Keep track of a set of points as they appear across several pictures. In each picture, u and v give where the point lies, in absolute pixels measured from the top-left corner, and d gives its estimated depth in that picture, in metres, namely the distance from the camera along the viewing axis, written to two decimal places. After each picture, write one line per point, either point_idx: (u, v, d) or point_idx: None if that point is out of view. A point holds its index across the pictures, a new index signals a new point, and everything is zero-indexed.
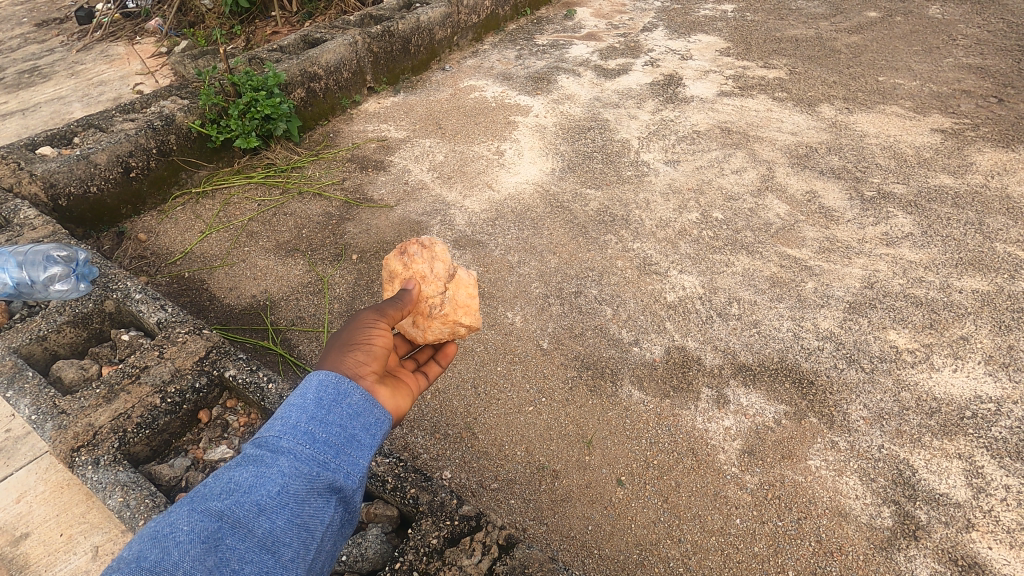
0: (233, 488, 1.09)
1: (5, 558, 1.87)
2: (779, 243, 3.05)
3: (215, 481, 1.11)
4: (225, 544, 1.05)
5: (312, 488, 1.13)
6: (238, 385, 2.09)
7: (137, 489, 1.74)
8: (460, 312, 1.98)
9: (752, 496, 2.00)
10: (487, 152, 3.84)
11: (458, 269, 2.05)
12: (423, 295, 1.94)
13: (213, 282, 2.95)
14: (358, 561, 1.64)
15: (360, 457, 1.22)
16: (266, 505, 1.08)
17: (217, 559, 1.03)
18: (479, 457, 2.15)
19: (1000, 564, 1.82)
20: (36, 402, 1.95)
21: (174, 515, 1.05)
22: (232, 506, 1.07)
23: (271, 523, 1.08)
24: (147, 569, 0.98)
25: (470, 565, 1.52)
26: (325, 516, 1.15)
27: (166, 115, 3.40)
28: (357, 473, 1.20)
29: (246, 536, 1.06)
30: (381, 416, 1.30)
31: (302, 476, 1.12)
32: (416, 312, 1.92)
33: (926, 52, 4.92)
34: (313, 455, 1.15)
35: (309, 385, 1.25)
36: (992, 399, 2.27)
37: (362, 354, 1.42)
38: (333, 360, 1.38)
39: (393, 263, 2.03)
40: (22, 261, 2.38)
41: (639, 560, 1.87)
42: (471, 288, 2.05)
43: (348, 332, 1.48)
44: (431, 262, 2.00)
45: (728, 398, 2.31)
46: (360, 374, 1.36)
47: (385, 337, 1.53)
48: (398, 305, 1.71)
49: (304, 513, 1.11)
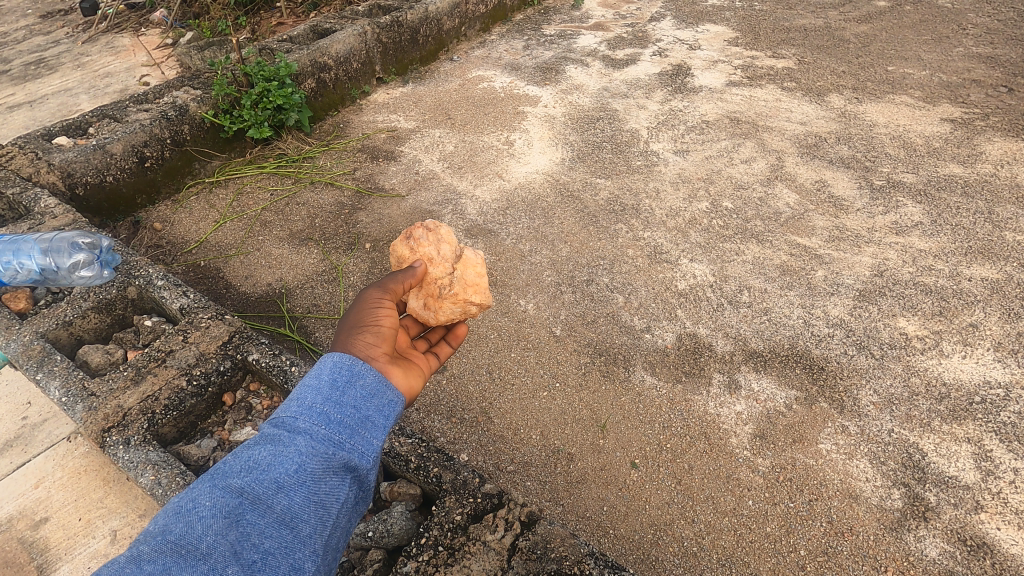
0: (253, 465, 1.11)
1: (26, 541, 1.92)
2: (789, 232, 3.07)
3: (235, 459, 1.13)
4: (246, 519, 1.06)
5: (328, 467, 1.16)
6: (261, 369, 2.14)
7: (167, 468, 1.79)
8: (470, 291, 1.99)
9: (764, 479, 2.04)
10: (497, 142, 3.86)
11: (465, 249, 2.07)
12: (431, 276, 1.97)
13: (229, 271, 2.98)
14: (384, 537, 1.70)
15: (374, 437, 1.25)
16: (285, 482, 1.10)
17: (239, 533, 1.04)
18: (495, 440, 2.19)
19: (1009, 545, 1.86)
20: (65, 385, 2.01)
21: (196, 492, 1.06)
22: (252, 483, 1.09)
23: (289, 500, 1.10)
24: (171, 543, 0.99)
25: (493, 540, 1.57)
26: (341, 493, 1.17)
27: (180, 106, 3.43)
28: (372, 453, 1.23)
29: (266, 512, 1.08)
30: (394, 398, 1.34)
31: (319, 455, 1.15)
32: (428, 295, 1.95)
33: (935, 42, 4.91)
34: (329, 435, 1.18)
35: (323, 366, 1.28)
36: (1001, 385, 2.30)
37: (372, 336, 1.46)
38: (345, 342, 1.42)
39: (400, 249, 2.07)
40: (47, 247, 2.42)
41: (654, 539, 1.91)
42: (478, 266, 2.07)
43: (358, 314, 1.52)
44: (437, 245, 2.04)
45: (739, 384, 2.34)
46: (372, 356, 1.40)
47: (392, 317, 1.56)
48: (402, 284, 1.74)
49: (320, 490, 1.14)
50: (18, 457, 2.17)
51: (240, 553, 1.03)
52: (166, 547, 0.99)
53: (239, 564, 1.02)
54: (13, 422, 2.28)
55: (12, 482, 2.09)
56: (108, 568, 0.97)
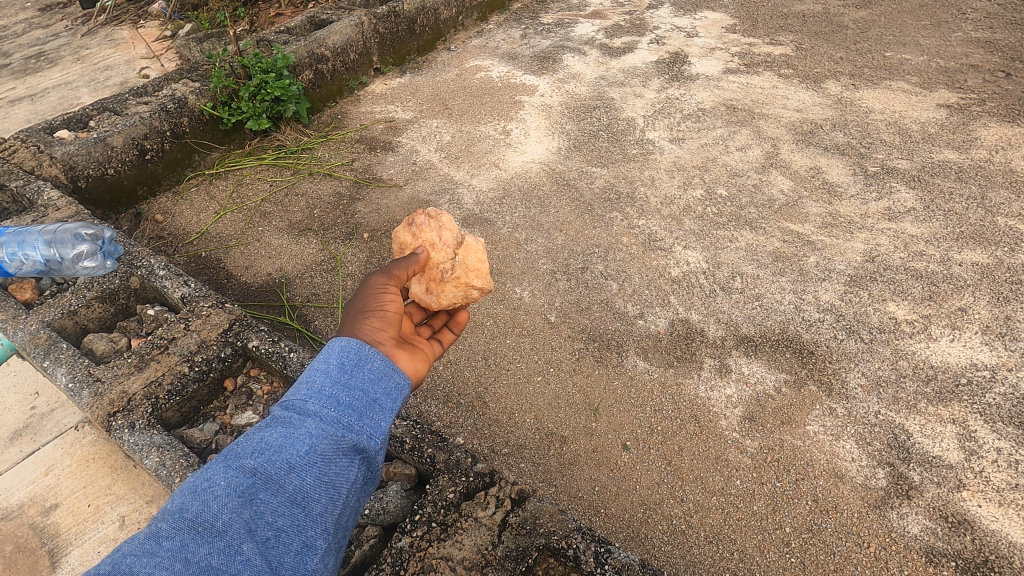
0: (265, 446, 1.15)
1: (37, 527, 1.99)
2: (782, 219, 3.10)
3: (247, 440, 1.17)
4: (259, 498, 1.10)
5: (337, 448, 1.21)
6: (261, 355, 2.19)
7: (171, 450, 1.85)
8: (472, 275, 2.04)
9: (752, 460, 2.09)
10: (494, 132, 3.88)
11: (466, 236, 2.12)
12: (434, 261, 2.02)
13: (229, 261, 3.03)
14: (380, 514, 1.77)
15: (382, 420, 1.31)
16: (296, 463, 1.15)
17: (253, 511, 1.09)
18: (490, 424, 2.25)
19: (988, 521, 1.91)
20: (71, 371, 2.07)
21: (210, 471, 1.10)
22: (265, 463, 1.13)
23: (301, 480, 1.15)
24: (188, 520, 1.03)
25: (484, 516, 1.63)
26: (350, 474, 1.22)
27: (179, 98, 3.47)
28: (379, 435, 1.29)
29: (279, 491, 1.12)
30: (400, 381, 1.39)
31: (328, 437, 1.20)
32: (430, 279, 2.00)
33: (934, 27, 4.89)
34: (338, 418, 1.23)
35: (331, 351, 1.34)
36: (987, 367, 2.34)
37: (378, 320, 1.51)
38: (351, 326, 1.47)
39: (403, 235, 2.12)
40: (50, 239, 2.48)
41: (644, 518, 1.97)
42: (480, 252, 2.11)
43: (363, 299, 1.57)
44: (438, 231, 2.08)
45: (729, 367, 2.39)
46: (379, 340, 1.45)
47: (397, 302, 1.61)
48: (405, 269, 1.79)
49: (330, 471, 1.19)
50: (27, 446, 2.23)
51: (254, 531, 1.08)
52: (183, 525, 1.03)
53: (254, 541, 1.07)
54: (21, 412, 2.35)
55: (22, 469, 2.16)
56: (128, 544, 1.00)
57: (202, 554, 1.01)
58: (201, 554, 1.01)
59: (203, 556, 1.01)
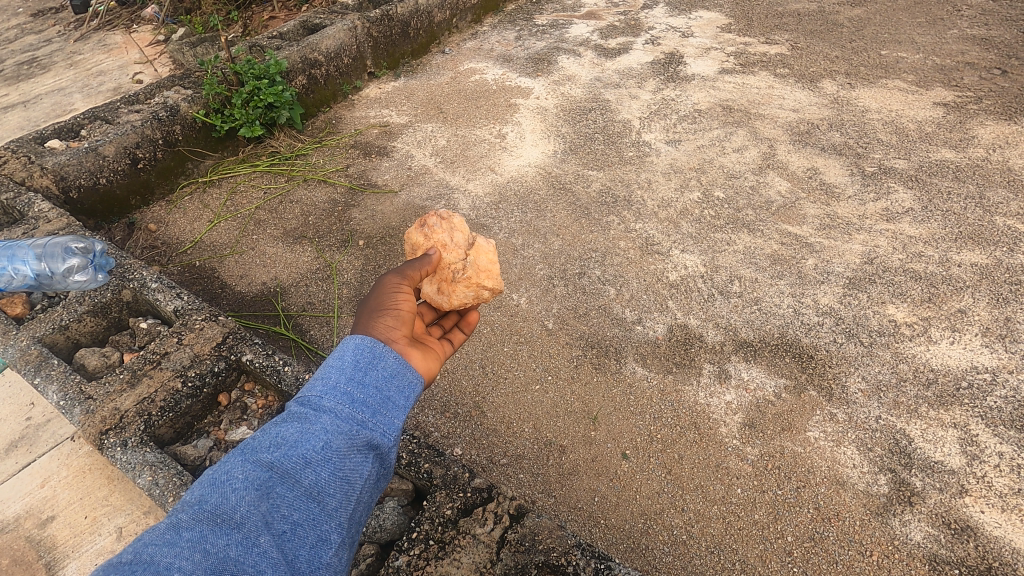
0: (281, 441, 1.14)
1: (33, 540, 1.97)
2: (780, 221, 3.08)
3: (263, 435, 1.16)
4: (275, 492, 1.09)
5: (352, 445, 1.18)
6: (255, 369, 2.17)
7: (164, 468, 1.82)
8: (483, 276, 2.01)
9: (752, 467, 2.07)
10: (489, 135, 3.86)
11: (477, 237, 2.09)
12: (446, 262, 1.99)
13: (224, 271, 3.01)
14: (377, 532, 1.76)
15: (395, 417, 1.27)
16: (311, 458, 1.13)
17: (269, 505, 1.07)
18: (488, 434, 2.23)
19: (991, 528, 1.89)
20: (63, 389, 2.04)
21: (229, 465, 1.10)
22: (281, 458, 1.12)
23: (317, 475, 1.12)
24: (207, 512, 1.03)
25: (482, 533, 1.61)
26: (365, 470, 1.19)
27: (171, 106, 3.44)
28: (394, 432, 1.25)
29: (295, 486, 1.11)
30: (414, 379, 1.35)
31: (342, 433, 1.17)
32: (441, 280, 1.97)
33: (929, 25, 4.87)
34: (353, 414, 1.20)
35: (346, 348, 1.30)
36: (988, 369, 2.33)
37: (392, 319, 1.46)
38: (365, 323, 1.43)
39: (414, 236, 2.09)
40: (41, 253, 2.46)
41: (644, 528, 1.95)
42: (491, 253, 2.09)
43: (378, 298, 1.52)
44: (450, 232, 2.05)
45: (729, 373, 2.37)
46: (392, 338, 1.41)
47: (411, 301, 1.57)
48: (419, 270, 1.75)
49: (345, 467, 1.16)
50: (23, 457, 2.21)
51: (270, 524, 1.06)
52: (202, 516, 1.02)
53: (270, 534, 1.06)
54: (17, 423, 2.32)
55: (18, 482, 2.14)
56: (150, 534, 1.00)
57: (221, 545, 1.00)
58: (219, 545, 1.00)
59: (222, 547, 1.00)
